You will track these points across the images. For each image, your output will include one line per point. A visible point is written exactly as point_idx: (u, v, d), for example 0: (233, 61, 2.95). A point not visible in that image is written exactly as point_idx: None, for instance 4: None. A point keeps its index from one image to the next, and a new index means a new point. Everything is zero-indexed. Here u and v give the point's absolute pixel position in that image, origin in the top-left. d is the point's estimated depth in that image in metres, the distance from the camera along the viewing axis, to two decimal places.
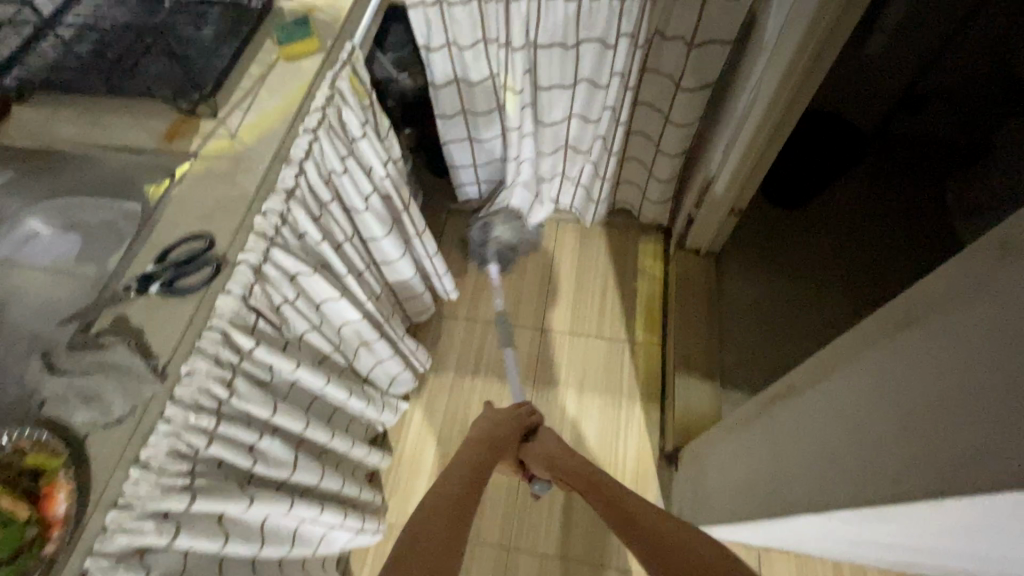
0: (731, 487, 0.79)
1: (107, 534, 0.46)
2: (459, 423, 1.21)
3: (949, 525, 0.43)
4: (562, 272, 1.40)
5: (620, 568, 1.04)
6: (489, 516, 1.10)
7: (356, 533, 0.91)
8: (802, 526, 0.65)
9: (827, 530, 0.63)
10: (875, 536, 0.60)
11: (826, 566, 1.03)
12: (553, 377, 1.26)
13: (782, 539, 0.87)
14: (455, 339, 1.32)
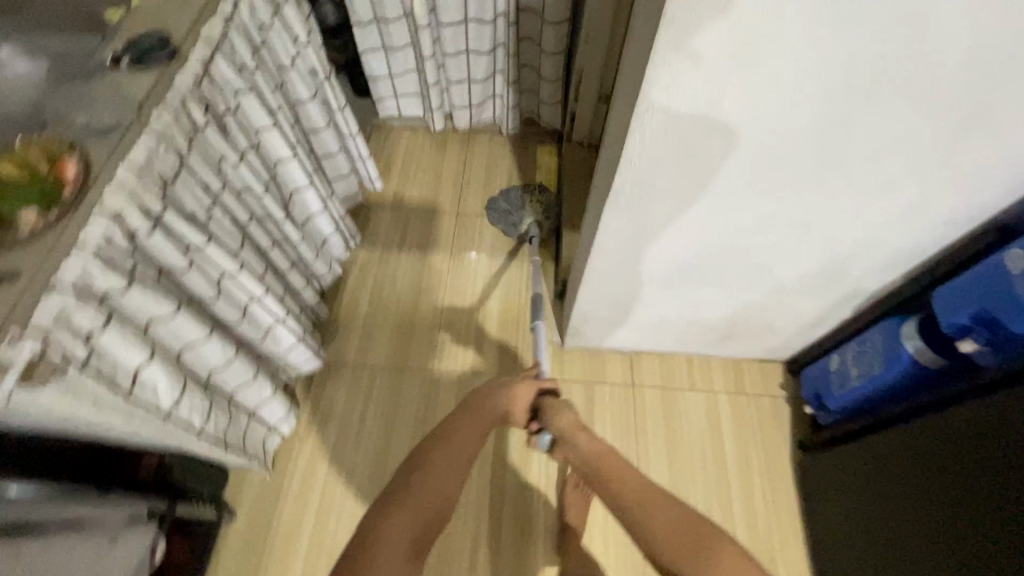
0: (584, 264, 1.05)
1: (104, 199, 0.63)
2: (387, 286, 1.41)
3: (669, 162, 0.72)
4: (474, 170, 1.64)
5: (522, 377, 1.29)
6: (415, 349, 1.32)
7: (297, 343, 1.09)
8: (612, 247, 0.90)
9: (629, 244, 0.89)
10: (655, 236, 0.86)
11: (681, 363, 1.30)
12: (468, 248, 1.49)
13: (633, 317, 1.14)
14: (382, 225, 1.52)
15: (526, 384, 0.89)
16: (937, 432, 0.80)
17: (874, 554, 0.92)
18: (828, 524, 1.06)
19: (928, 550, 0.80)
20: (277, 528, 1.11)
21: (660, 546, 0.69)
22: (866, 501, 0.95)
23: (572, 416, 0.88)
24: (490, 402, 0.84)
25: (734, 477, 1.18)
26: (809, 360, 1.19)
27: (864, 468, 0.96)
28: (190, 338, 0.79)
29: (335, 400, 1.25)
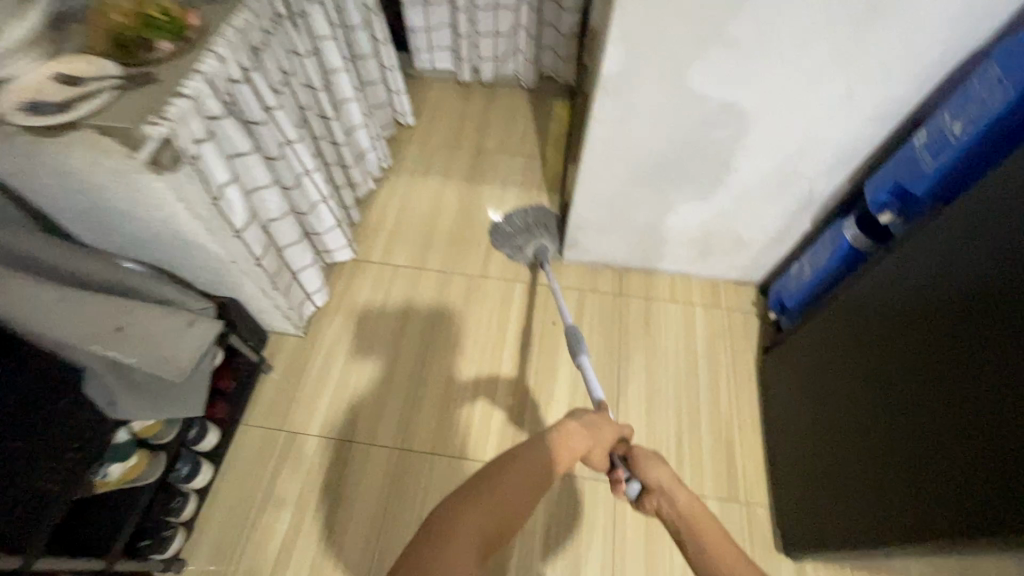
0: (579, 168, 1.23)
1: (214, 45, 0.84)
2: (412, 204, 1.61)
3: (644, 52, 0.91)
4: (495, 116, 1.83)
5: (525, 281, 1.46)
6: (434, 255, 1.51)
7: (334, 226, 1.29)
8: (604, 140, 1.09)
9: (618, 136, 1.07)
10: (639, 126, 1.05)
11: (665, 280, 1.46)
12: (485, 178, 1.67)
13: (622, 225, 1.32)
14: (410, 155, 1.71)
15: (605, 425, 0.83)
16: (893, 335, 0.89)
17: (861, 441, 0.94)
18: (809, 421, 1.10)
19: (906, 430, 0.84)
20: (305, 378, 1.30)
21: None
22: (857, 395, 0.97)
23: (665, 472, 0.80)
24: (574, 439, 0.76)
25: (705, 372, 1.33)
26: (778, 277, 1.35)
27: (853, 363, 0.98)
28: (259, 180, 1.00)
29: (361, 288, 1.44)
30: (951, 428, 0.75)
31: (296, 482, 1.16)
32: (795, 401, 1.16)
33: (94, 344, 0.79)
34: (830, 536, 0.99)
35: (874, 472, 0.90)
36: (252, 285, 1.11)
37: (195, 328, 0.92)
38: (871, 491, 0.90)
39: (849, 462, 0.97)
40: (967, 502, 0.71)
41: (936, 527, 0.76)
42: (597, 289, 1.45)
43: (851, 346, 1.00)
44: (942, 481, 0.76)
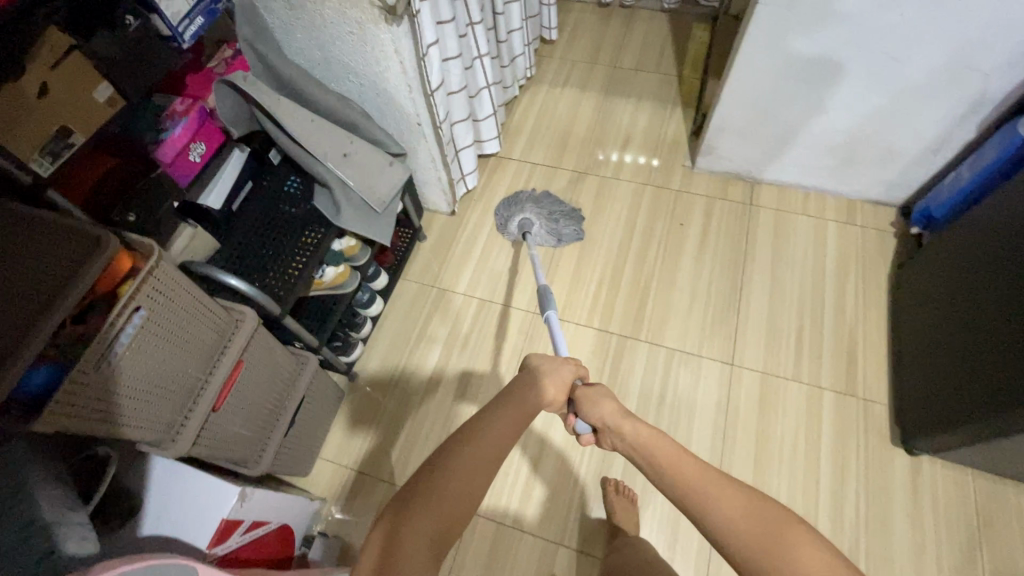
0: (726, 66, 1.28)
1: None
2: (550, 112, 1.72)
3: None
4: (634, 36, 1.88)
5: (654, 188, 1.53)
6: (568, 157, 1.62)
7: (491, 115, 1.44)
8: (767, 27, 1.13)
9: (782, 22, 1.11)
10: (809, 10, 1.07)
11: (798, 196, 1.47)
12: (620, 93, 1.74)
13: (762, 128, 1.35)
14: (550, 69, 1.82)
15: (557, 372, 0.79)
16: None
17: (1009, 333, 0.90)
18: (954, 324, 1.05)
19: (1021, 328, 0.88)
20: (453, 250, 1.48)
21: (740, 538, 0.56)
22: (984, 301, 0.98)
23: (612, 406, 0.76)
24: (528, 395, 0.73)
25: (831, 283, 1.34)
26: (926, 194, 1.32)
27: (1000, 265, 0.96)
28: (449, 51, 1.15)
29: (501, 181, 1.59)
30: None
31: (444, 327, 1.36)
32: (940, 307, 1.11)
33: (330, 162, 1.01)
34: (973, 427, 0.95)
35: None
36: (426, 153, 1.29)
37: (392, 169, 1.11)
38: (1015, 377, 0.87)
39: (961, 364, 1.01)
40: None
41: None
42: (725, 199, 1.49)
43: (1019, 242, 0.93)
44: None
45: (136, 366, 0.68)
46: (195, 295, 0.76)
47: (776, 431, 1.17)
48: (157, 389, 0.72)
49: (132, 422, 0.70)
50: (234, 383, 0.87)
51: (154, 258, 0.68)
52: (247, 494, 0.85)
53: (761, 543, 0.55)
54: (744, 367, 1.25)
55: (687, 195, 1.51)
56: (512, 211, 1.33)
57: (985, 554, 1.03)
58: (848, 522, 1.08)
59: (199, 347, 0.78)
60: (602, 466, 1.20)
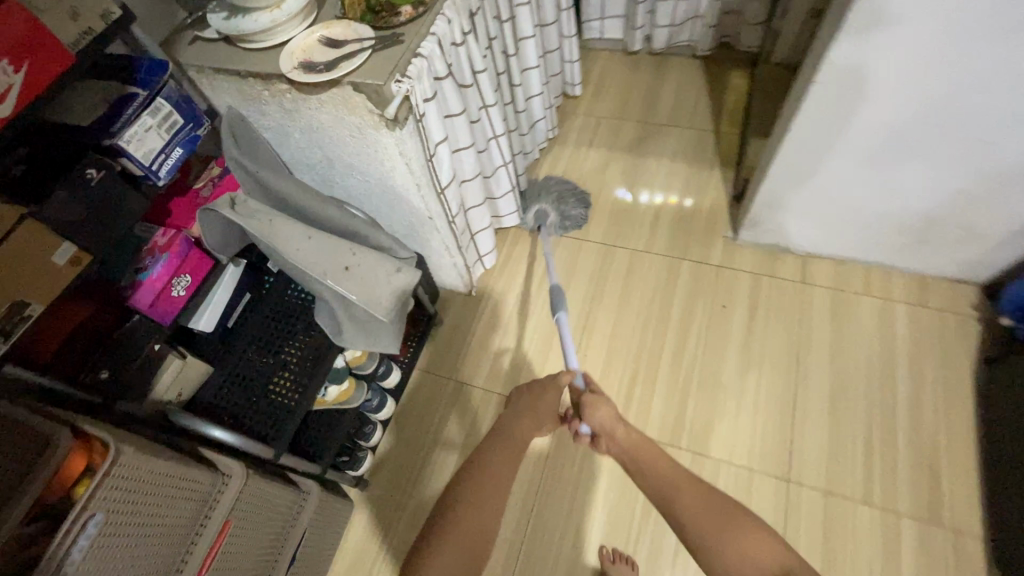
0: (774, 139, 1.13)
1: (442, 13, 0.90)
2: (574, 175, 1.60)
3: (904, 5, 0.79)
4: (664, 86, 1.74)
5: (692, 262, 1.39)
6: (595, 226, 1.50)
7: (509, 192, 1.33)
8: (825, 106, 0.97)
9: (845, 100, 0.95)
10: (877, 88, 0.91)
11: (859, 273, 1.30)
12: (652, 151, 1.60)
13: (818, 203, 1.19)
14: (575, 127, 1.70)
15: (546, 396, 0.90)
16: None
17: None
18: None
19: None
20: (472, 336, 1.37)
21: (698, 522, 0.71)
22: None
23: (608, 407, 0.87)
24: (521, 422, 0.86)
25: (904, 380, 1.16)
26: (1019, 276, 1.13)
27: None
28: (460, 141, 1.05)
29: (523, 256, 1.47)
30: None
31: (460, 429, 1.24)
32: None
33: (330, 280, 0.91)
34: None
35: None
36: (439, 242, 1.20)
37: (399, 276, 1.00)
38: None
39: None
40: None
41: None
42: (773, 276, 1.33)
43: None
44: None
45: None
46: (165, 477, 0.66)
47: (846, 567, 1.01)
48: None
49: None
50: (219, 554, 0.76)
51: (111, 456, 0.59)
52: None
53: (722, 532, 0.69)
54: (803, 484, 1.09)
55: (730, 271, 1.36)
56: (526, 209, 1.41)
57: None
58: None
59: (171, 528, 0.67)
60: None
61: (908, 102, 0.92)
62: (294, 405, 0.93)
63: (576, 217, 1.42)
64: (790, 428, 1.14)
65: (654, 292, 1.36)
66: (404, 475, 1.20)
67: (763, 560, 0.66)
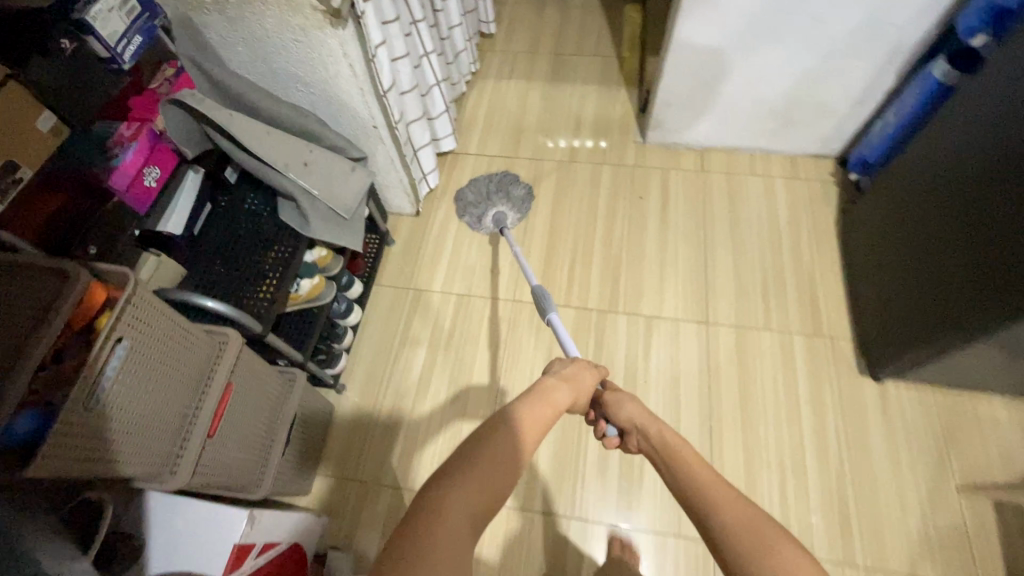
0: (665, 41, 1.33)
1: None
2: (499, 105, 1.74)
3: None
4: (570, 23, 1.92)
5: (611, 166, 1.58)
6: (524, 146, 1.65)
7: (444, 112, 1.45)
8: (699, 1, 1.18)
9: None
10: None
11: (745, 159, 1.55)
12: (565, 79, 1.77)
13: (706, 97, 1.41)
14: (493, 63, 1.83)
15: (581, 371, 0.84)
16: (970, 172, 0.99)
17: (975, 246, 0.95)
18: (912, 254, 1.12)
19: (978, 250, 0.95)
20: (423, 250, 1.47)
21: (727, 524, 0.59)
22: (937, 232, 1.06)
23: (637, 407, 0.82)
24: (555, 392, 0.76)
25: (787, 235, 1.41)
26: (860, 141, 1.41)
27: (945, 190, 1.05)
28: (396, 50, 1.15)
29: (461, 177, 1.59)
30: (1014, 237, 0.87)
31: (425, 328, 1.35)
32: (895, 244, 1.18)
33: (293, 173, 0.99)
34: (942, 343, 1.03)
35: (997, 265, 0.90)
36: (384, 156, 1.28)
37: (354, 175, 1.10)
38: (992, 283, 0.91)
39: (923, 296, 1.08)
40: None
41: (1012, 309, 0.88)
42: (679, 169, 1.55)
43: (966, 173, 1.00)
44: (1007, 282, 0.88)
45: (125, 397, 0.66)
46: (173, 324, 0.73)
47: (758, 379, 1.24)
48: (148, 421, 0.70)
49: (126, 465, 0.67)
50: (225, 411, 0.85)
51: (128, 291, 0.65)
52: (256, 515, 0.83)
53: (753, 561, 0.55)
54: (719, 324, 1.31)
55: (643, 169, 1.56)
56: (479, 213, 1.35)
57: (956, 462, 1.11)
58: (833, 452, 1.15)
59: (186, 373, 0.76)
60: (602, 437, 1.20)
61: None
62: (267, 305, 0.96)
63: (523, 196, 1.37)
64: (705, 285, 1.36)
65: (582, 195, 1.54)
66: (378, 374, 1.30)
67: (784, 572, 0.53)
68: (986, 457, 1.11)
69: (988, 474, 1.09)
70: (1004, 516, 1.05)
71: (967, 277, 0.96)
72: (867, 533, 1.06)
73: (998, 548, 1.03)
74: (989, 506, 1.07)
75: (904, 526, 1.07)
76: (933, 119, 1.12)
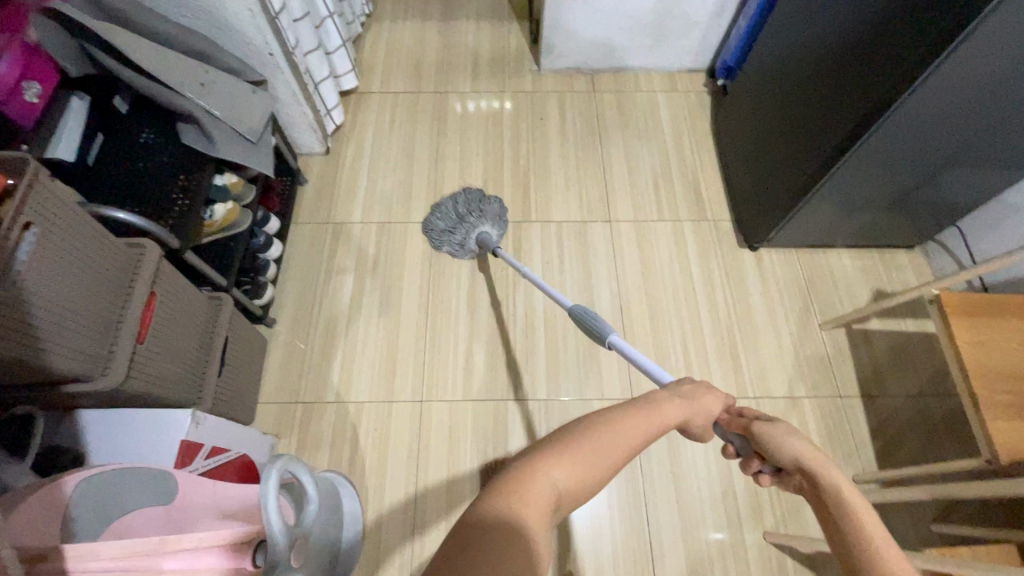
0: None
1: None
2: (397, 44, 1.76)
3: None
4: None
5: (511, 94, 1.67)
6: (426, 82, 1.69)
7: (339, 46, 1.46)
8: None
9: None
10: None
11: (630, 78, 1.70)
12: (459, 16, 1.83)
13: (588, 18, 1.53)
14: (387, 5, 1.85)
15: (702, 395, 0.64)
16: (797, 65, 1.20)
17: (804, 125, 1.18)
18: (766, 138, 1.33)
19: (807, 126, 1.17)
20: (338, 186, 1.49)
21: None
22: (780, 120, 1.28)
23: (803, 443, 0.61)
24: (665, 407, 0.58)
25: (670, 139, 1.58)
26: (722, 52, 1.61)
27: (783, 84, 1.26)
28: None
29: (368, 115, 1.61)
30: (830, 109, 1.09)
31: (350, 257, 1.39)
32: (752, 136, 1.39)
33: (190, 93, 0.99)
34: (785, 209, 1.27)
35: (818, 131, 1.13)
36: (285, 86, 1.28)
37: (257, 97, 1.12)
38: (818, 144, 1.13)
39: (772, 174, 1.31)
40: (847, 138, 1.05)
41: (829, 168, 1.11)
42: (574, 92, 1.67)
43: (795, 63, 1.21)
44: (826, 147, 1.11)
45: (51, 290, 0.66)
46: (85, 223, 0.72)
47: (658, 263, 1.40)
48: (75, 318, 0.71)
49: (54, 358, 0.68)
50: (152, 320, 0.85)
51: (27, 178, 0.63)
52: (199, 416, 0.85)
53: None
54: (621, 222, 1.45)
55: (541, 95, 1.67)
56: (458, 239, 1.32)
57: (816, 305, 1.34)
58: (722, 312, 1.34)
59: (109, 278, 0.77)
60: (529, 331, 1.30)
61: None
62: (182, 222, 0.96)
63: (498, 211, 1.34)
64: (606, 190, 1.50)
65: (488, 123, 1.62)
66: (307, 304, 1.32)
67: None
68: (838, 297, 1.34)
69: (840, 310, 1.33)
70: (853, 338, 1.29)
71: (803, 148, 1.19)
72: (753, 371, 1.26)
73: (851, 363, 1.26)
74: (843, 333, 1.30)
75: (782, 361, 1.27)
76: (768, 20, 1.32)
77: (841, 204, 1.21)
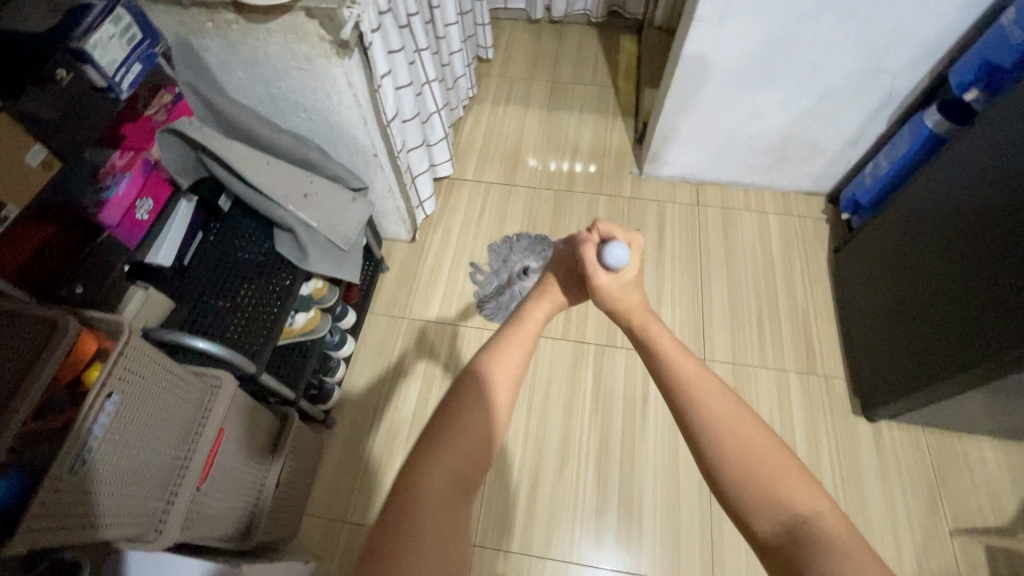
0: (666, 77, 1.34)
1: None
2: (496, 129, 1.73)
3: None
4: (566, 50, 1.92)
5: (607, 197, 1.58)
6: (521, 172, 1.64)
7: (442, 137, 1.43)
8: (706, 41, 1.17)
9: (720, 36, 1.16)
10: (738, 28, 1.14)
11: (739, 193, 1.57)
12: (563, 106, 1.78)
13: (704, 133, 1.42)
14: (491, 88, 1.83)
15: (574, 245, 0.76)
16: (942, 235, 1.05)
17: (948, 307, 1.01)
18: (899, 299, 1.15)
19: (951, 310, 1.00)
20: (419, 277, 1.44)
21: (734, 455, 0.50)
22: (912, 287, 1.11)
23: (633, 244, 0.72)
24: (536, 309, 0.70)
25: (779, 269, 1.44)
26: (849, 181, 1.46)
27: (918, 248, 1.11)
28: (401, 80, 1.13)
29: (458, 203, 1.57)
30: (988, 303, 0.92)
31: (420, 359, 1.32)
32: (877, 292, 1.23)
33: (291, 205, 0.96)
34: (916, 395, 1.08)
35: (968, 321, 0.96)
36: (383, 183, 1.24)
37: (356, 205, 1.07)
38: (971, 337, 0.95)
39: (898, 345, 1.14)
40: (1013, 347, 0.87)
41: (986, 371, 0.93)
42: (675, 202, 1.56)
43: (938, 231, 1.06)
44: (980, 346, 0.93)
45: (113, 460, 0.61)
46: (167, 374, 0.69)
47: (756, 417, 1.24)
48: (134, 482, 0.65)
49: (108, 526, 0.62)
50: (215, 459, 0.80)
51: (120, 344, 0.60)
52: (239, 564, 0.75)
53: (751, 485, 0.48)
54: (715, 360, 1.31)
55: (640, 201, 1.57)
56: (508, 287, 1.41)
57: (947, 504, 1.13)
58: (830, 490, 1.15)
59: (176, 427, 0.72)
60: (602, 477, 1.19)
61: (754, 40, 1.16)
62: (260, 345, 0.90)
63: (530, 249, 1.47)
64: (703, 319, 1.37)
65: (580, 224, 1.53)
66: (370, 407, 1.26)
67: (803, 506, 0.46)
68: (975, 498, 1.13)
69: (978, 517, 1.11)
70: (993, 559, 1.07)
71: (944, 333, 1.01)
72: None
73: None
74: (981, 549, 1.08)
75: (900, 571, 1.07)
76: (917, 172, 1.16)
77: (996, 402, 1.01)
